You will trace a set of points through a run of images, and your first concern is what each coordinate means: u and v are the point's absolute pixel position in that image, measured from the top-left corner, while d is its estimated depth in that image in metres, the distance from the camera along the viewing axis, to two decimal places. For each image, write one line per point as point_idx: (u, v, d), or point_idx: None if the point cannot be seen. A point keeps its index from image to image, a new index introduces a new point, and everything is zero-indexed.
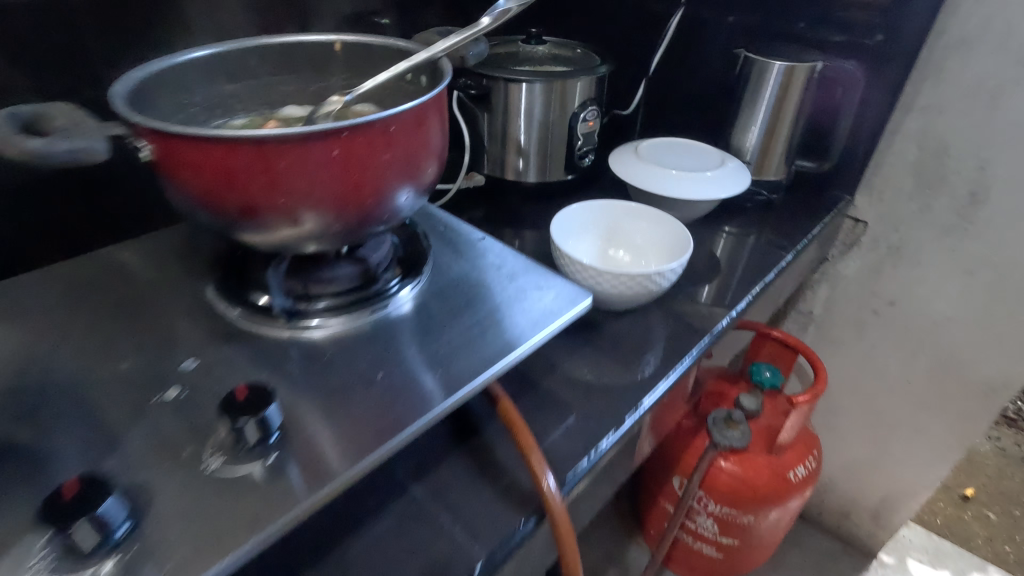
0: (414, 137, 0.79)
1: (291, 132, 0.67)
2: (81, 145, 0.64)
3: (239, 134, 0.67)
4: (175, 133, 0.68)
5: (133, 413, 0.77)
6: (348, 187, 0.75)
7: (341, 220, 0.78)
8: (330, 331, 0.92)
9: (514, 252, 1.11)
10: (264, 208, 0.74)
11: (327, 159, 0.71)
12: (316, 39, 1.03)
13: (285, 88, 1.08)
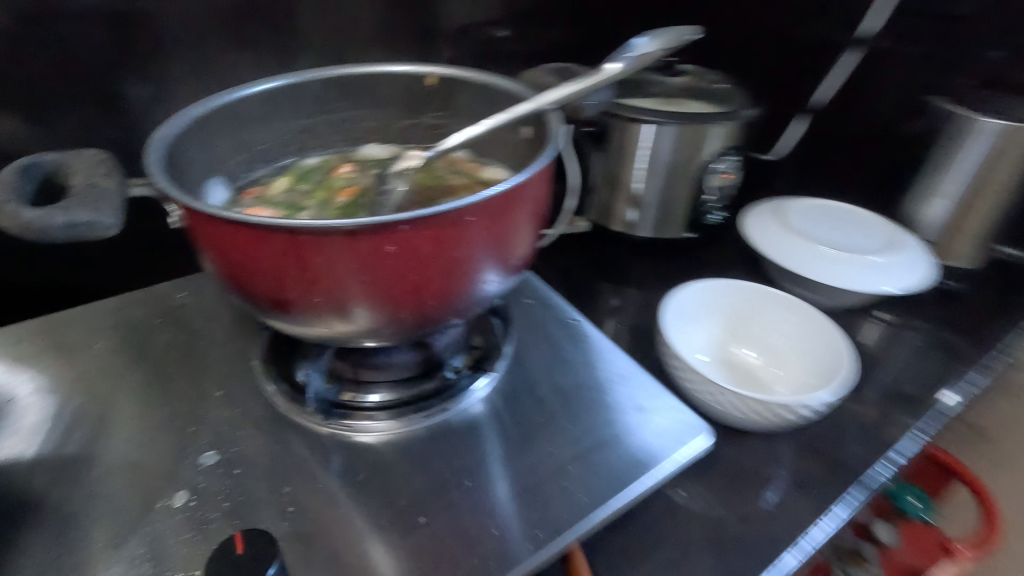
0: (498, 227, 0.60)
1: (333, 225, 0.50)
2: (87, 219, 0.51)
3: (270, 220, 0.51)
4: (198, 208, 0.53)
5: (130, 516, 0.65)
6: (404, 289, 0.58)
7: (394, 325, 0.61)
8: (379, 434, 0.75)
9: (612, 351, 0.89)
10: (300, 306, 0.58)
11: (380, 257, 0.54)
12: (407, 69, 0.86)
13: (369, 122, 0.92)
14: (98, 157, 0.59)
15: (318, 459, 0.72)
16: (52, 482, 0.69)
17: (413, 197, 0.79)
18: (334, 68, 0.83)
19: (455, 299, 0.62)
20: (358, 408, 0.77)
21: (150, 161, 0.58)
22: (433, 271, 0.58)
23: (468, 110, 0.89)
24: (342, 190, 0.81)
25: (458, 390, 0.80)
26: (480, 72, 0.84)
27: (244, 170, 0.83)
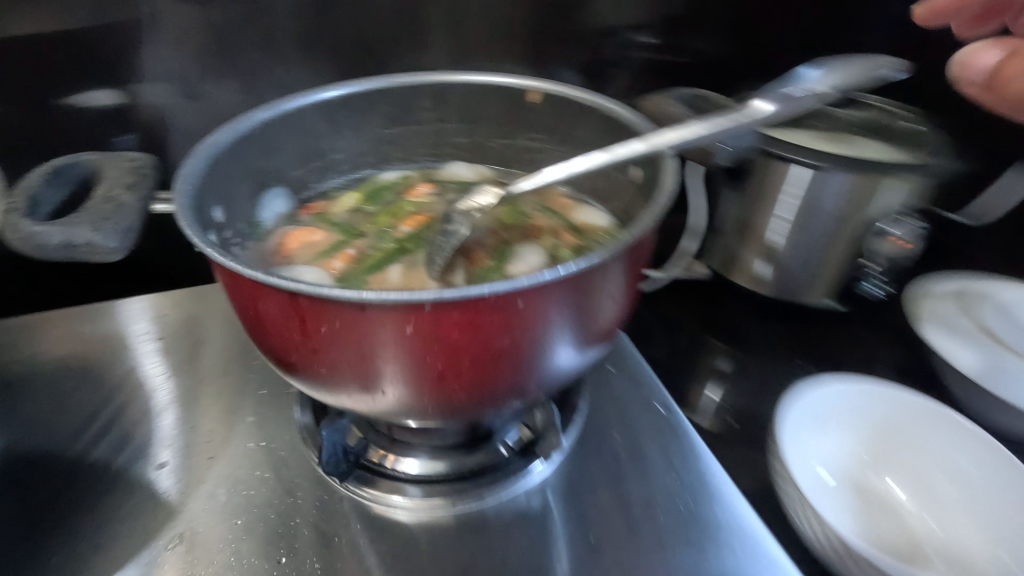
0: (570, 310, 0.48)
1: (347, 297, 0.39)
2: (80, 236, 0.45)
3: (275, 279, 0.41)
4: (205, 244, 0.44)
5: (128, 560, 0.60)
6: (432, 374, 0.46)
7: (429, 412, 0.49)
8: (402, 510, 0.64)
9: (700, 452, 0.72)
10: (317, 378, 0.48)
11: (414, 338, 0.43)
12: (507, 82, 0.73)
13: (458, 138, 0.81)
14: (133, 164, 0.54)
15: (321, 527, 0.62)
16: (73, 500, 0.66)
17: (484, 237, 0.66)
18: (425, 73, 0.72)
19: (506, 390, 0.50)
20: (386, 473, 0.67)
21: (186, 171, 0.51)
22: (480, 357, 0.46)
23: (574, 134, 0.74)
24: (410, 219, 0.71)
25: (501, 474, 0.67)
26: (594, 95, 0.69)
27: (312, 180, 0.75)
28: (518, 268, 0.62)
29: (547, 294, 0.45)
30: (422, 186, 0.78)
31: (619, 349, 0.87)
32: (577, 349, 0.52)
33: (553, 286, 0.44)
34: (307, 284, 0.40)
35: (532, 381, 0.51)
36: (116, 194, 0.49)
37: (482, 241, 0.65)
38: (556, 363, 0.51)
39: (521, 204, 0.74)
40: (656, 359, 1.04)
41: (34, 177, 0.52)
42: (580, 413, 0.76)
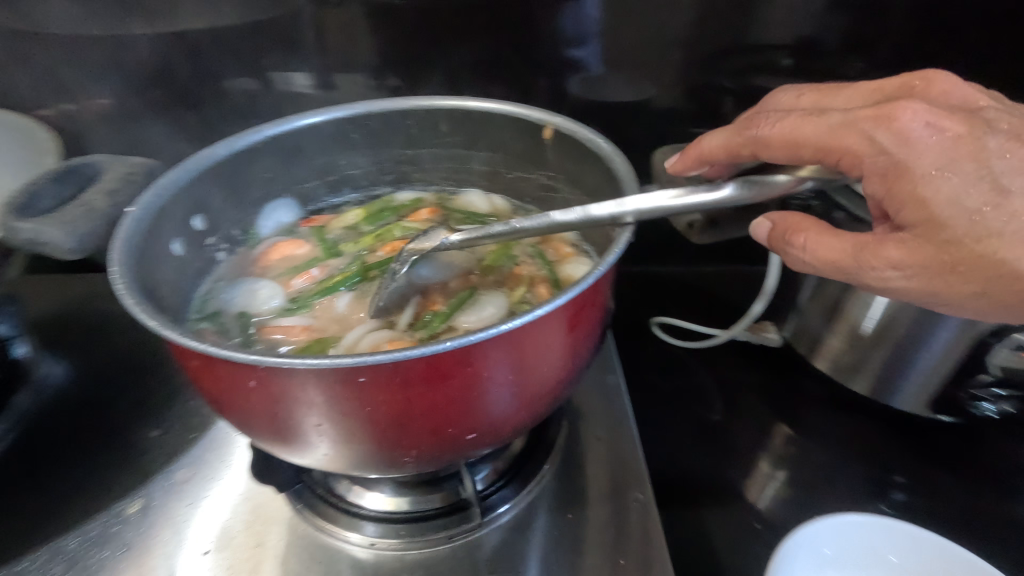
0: (503, 368, 0.44)
1: (243, 357, 0.38)
2: (37, 238, 0.50)
3: (175, 336, 0.40)
4: (125, 279, 0.45)
5: (97, 502, 0.66)
6: (363, 433, 0.43)
7: (364, 465, 0.47)
8: (353, 547, 0.63)
9: (654, 521, 0.66)
10: (248, 422, 0.47)
11: (316, 398, 0.41)
12: (522, 112, 0.69)
13: (477, 166, 0.79)
14: (127, 173, 0.58)
15: (255, 529, 0.64)
16: (77, 434, 0.74)
17: (455, 276, 0.65)
18: (445, 99, 0.71)
19: (433, 448, 0.46)
20: (339, 503, 0.65)
21: (159, 183, 0.56)
22: (396, 419, 0.42)
23: (579, 176, 0.69)
24: (389, 243, 0.75)
25: (440, 524, 0.63)
26: (598, 136, 0.63)
27: (328, 193, 0.80)
28: (466, 316, 0.61)
29: (457, 356, 0.40)
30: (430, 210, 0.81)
31: (617, 409, 0.80)
32: (520, 405, 0.48)
33: (480, 346, 0.41)
34: (204, 344, 0.39)
35: (466, 440, 0.47)
36: (92, 202, 0.54)
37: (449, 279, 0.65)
38: (492, 420, 0.47)
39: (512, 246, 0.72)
40: (684, 430, 0.91)
41: (42, 174, 0.57)
42: (542, 474, 0.69)
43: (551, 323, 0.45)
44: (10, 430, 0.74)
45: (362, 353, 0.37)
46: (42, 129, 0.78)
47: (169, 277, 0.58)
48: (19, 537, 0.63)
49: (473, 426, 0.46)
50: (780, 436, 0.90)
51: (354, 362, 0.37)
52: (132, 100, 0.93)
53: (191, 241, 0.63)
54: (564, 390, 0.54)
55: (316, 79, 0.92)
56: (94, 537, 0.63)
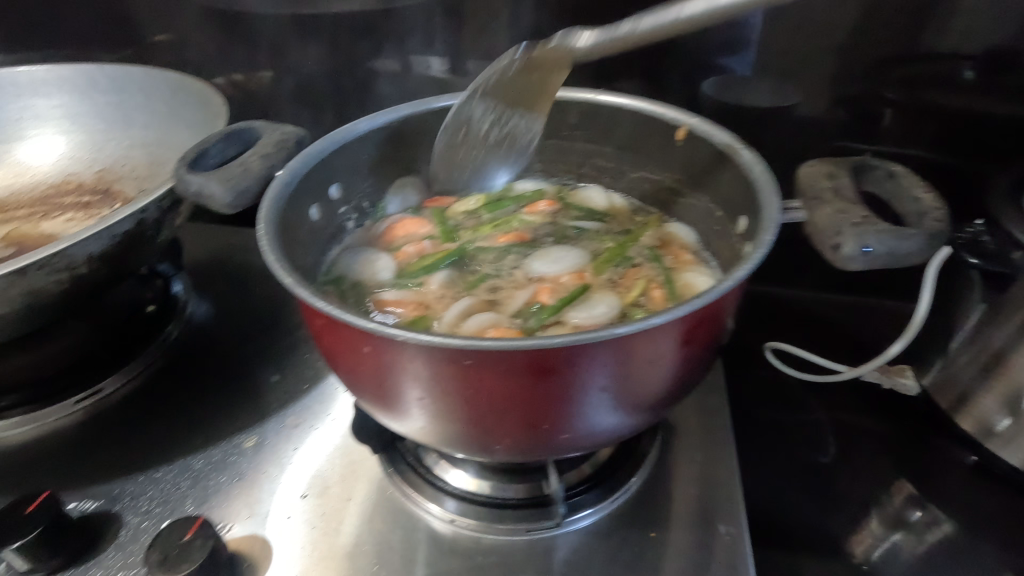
0: (608, 373, 0.42)
1: (364, 325, 0.40)
2: (202, 189, 0.57)
3: (307, 296, 0.43)
4: (270, 238, 0.49)
5: (223, 429, 0.74)
6: (460, 416, 0.44)
7: (457, 445, 0.48)
8: (432, 519, 0.65)
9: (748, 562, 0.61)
10: (356, 384, 0.49)
11: (421, 374, 0.42)
12: (653, 108, 0.66)
13: (601, 162, 0.78)
14: (282, 139, 0.64)
15: (348, 483, 0.68)
16: (216, 366, 0.84)
17: (571, 267, 0.71)
18: (577, 90, 0.70)
19: (526, 441, 0.46)
20: (427, 475, 0.67)
21: (307, 151, 0.61)
22: (495, 405, 0.42)
23: (711, 184, 0.64)
24: (506, 234, 0.77)
25: (520, 516, 0.63)
26: (738, 142, 0.58)
27: None
28: (576, 314, 0.62)
29: (565, 354, 0.39)
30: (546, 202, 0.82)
31: (719, 434, 0.75)
32: (619, 414, 0.47)
33: (591, 348, 0.40)
34: (332, 307, 0.42)
35: (560, 439, 0.46)
36: (250, 161, 0.60)
37: (563, 272, 0.70)
38: (589, 424, 0.46)
39: (628, 246, 0.74)
40: (788, 473, 0.85)
41: (215, 134, 0.64)
42: (628, 486, 0.67)
43: (666, 333, 0.43)
44: (163, 356, 0.85)
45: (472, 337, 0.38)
46: (210, 89, 0.85)
47: (306, 240, 0.63)
48: (159, 449, 0.72)
49: (570, 426, 0.45)
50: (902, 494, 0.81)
51: (463, 345, 0.38)
52: (289, 73, 1.02)
53: (328, 208, 0.67)
54: (667, 406, 0.51)
55: (451, 64, 0.96)
56: (215, 462, 0.70)
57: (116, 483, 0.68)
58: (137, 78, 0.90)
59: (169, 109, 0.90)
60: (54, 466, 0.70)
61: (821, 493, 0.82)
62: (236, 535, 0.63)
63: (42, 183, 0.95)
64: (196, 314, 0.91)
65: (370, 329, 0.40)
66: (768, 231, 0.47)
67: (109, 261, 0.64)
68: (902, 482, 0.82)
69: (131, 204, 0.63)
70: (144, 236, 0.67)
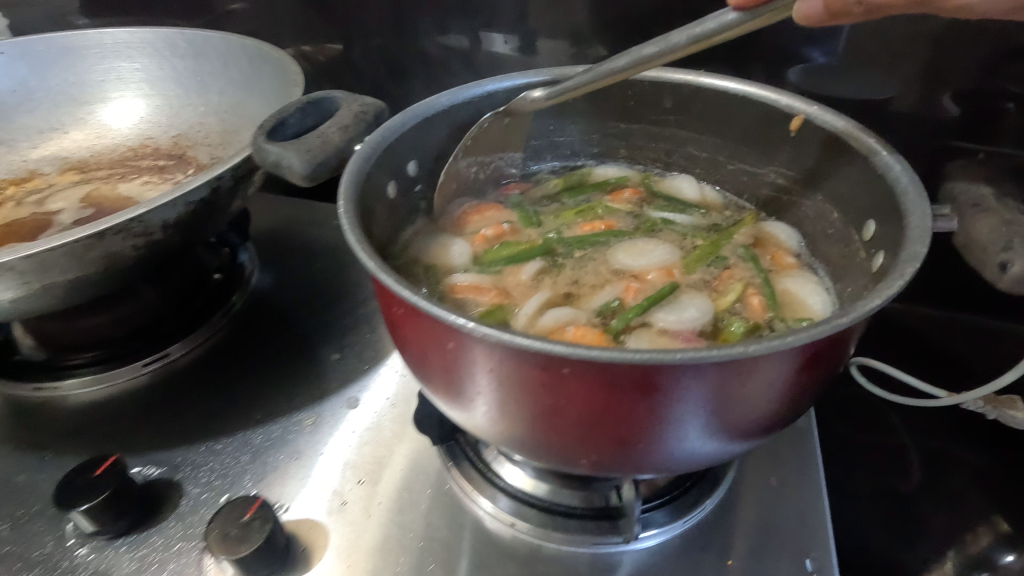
0: (718, 395, 0.37)
1: (451, 321, 0.36)
2: (280, 159, 0.54)
3: (388, 282, 0.40)
4: (348, 216, 0.46)
5: (283, 404, 0.73)
6: (544, 426, 0.40)
7: (532, 454, 0.45)
8: (485, 515, 0.62)
9: None
10: (429, 378, 0.46)
11: (510, 378, 0.38)
12: (763, 93, 0.62)
13: (694, 150, 0.74)
14: (361, 111, 0.60)
15: (405, 474, 0.66)
16: (278, 338, 0.83)
17: (663, 261, 0.65)
18: (676, 72, 0.66)
19: (612, 460, 0.42)
20: (486, 472, 0.64)
21: (386, 125, 0.58)
22: (588, 418, 0.38)
23: (830, 181, 0.60)
24: (591, 223, 0.72)
25: (586, 526, 0.59)
26: (870, 135, 0.53)
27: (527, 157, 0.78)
28: (665, 315, 0.58)
29: (679, 371, 0.35)
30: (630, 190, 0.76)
31: (802, 456, 0.68)
32: (722, 437, 0.42)
33: (707, 369, 0.35)
34: (415, 298, 0.38)
35: (653, 459, 0.41)
36: (328, 132, 0.57)
37: (653, 267, 0.65)
38: (687, 445, 0.41)
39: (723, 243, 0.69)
40: (867, 498, 0.83)
41: (294, 102, 0.61)
42: (704, 505, 0.62)
43: (794, 355, 0.37)
44: (227, 325, 0.84)
45: (578, 346, 0.33)
46: (287, 57, 0.83)
47: (382, 218, 0.59)
48: (221, 420, 0.72)
49: (663, 448, 0.40)
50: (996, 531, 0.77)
51: (567, 354, 0.33)
52: (358, 46, 0.99)
53: (405, 186, 0.64)
54: (768, 432, 0.46)
55: (528, 40, 0.91)
56: (274, 438, 0.69)
57: (179, 451, 0.68)
58: (215, 44, 0.90)
59: (244, 77, 0.89)
60: (121, 429, 0.70)
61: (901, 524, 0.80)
62: (293, 517, 0.62)
63: (120, 146, 0.96)
64: (260, 285, 0.91)
65: (460, 325, 0.36)
66: (920, 241, 0.41)
67: (183, 229, 0.63)
68: (995, 518, 0.78)
69: (206, 173, 0.61)
70: (217, 205, 0.65)
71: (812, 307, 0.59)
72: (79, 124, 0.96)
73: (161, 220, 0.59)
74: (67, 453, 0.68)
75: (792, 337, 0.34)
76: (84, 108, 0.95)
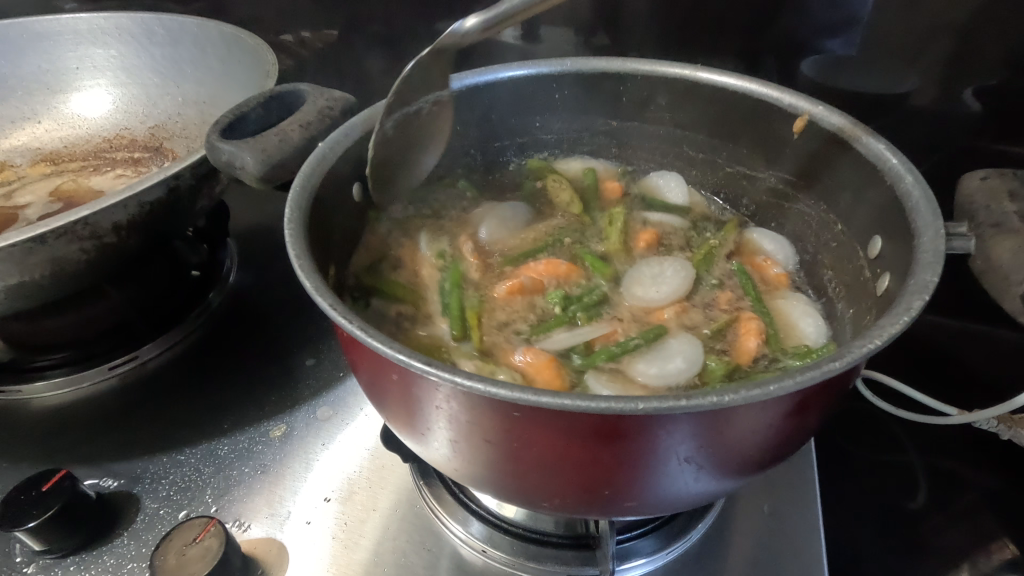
0: (692, 441, 0.33)
1: (391, 356, 0.33)
2: (232, 159, 0.50)
3: (329, 309, 0.36)
4: (296, 229, 0.43)
5: (251, 410, 0.70)
6: (501, 468, 0.37)
7: (495, 493, 0.41)
8: (458, 542, 0.58)
9: None
10: (384, 406, 0.42)
11: (458, 415, 0.34)
12: (765, 91, 0.57)
13: (690, 151, 0.70)
14: (326, 106, 0.56)
15: (373, 493, 0.62)
16: (251, 335, 0.79)
17: (675, 293, 0.60)
18: (672, 65, 0.61)
19: (580, 505, 0.38)
20: (459, 495, 0.60)
21: (348, 123, 0.54)
22: (547, 463, 0.35)
23: (834, 189, 0.55)
24: (639, 237, 0.67)
25: (561, 558, 0.56)
26: (880, 140, 0.48)
27: (515, 154, 0.74)
28: (645, 368, 0.52)
29: (642, 419, 0.31)
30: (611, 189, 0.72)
31: (800, 479, 0.63)
32: (701, 483, 0.38)
33: (675, 415, 0.31)
34: (358, 328, 0.35)
35: (623, 506, 0.38)
36: (290, 129, 0.53)
37: (667, 302, 0.59)
38: (661, 493, 0.37)
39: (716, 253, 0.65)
40: (867, 518, 0.78)
41: (255, 96, 0.57)
42: (690, 533, 0.57)
43: (777, 401, 0.33)
44: (203, 324, 0.79)
45: (525, 390, 0.30)
46: (264, 45, 0.78)
47: (344, 223, 0.56)
48: (186, 427, 0.68)
49: (635, 493, 0.37)
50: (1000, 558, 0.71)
51: (513, 398, 0.30)
52: (353, 34, 0.94)
53: (373, 187, 0.60)
54: (756, 473, 0.42)
55: (523, 30, 0.87)
56: (240, 450, 0.66)
57: (140, 461, 0.65)
58: (191, 30, 0.85)
59: (221, 65, 0.85)
60: (82, 435, 0.67)
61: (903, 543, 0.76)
62: (252, 536, 0.59)
63: (95, 136, 0.93)
64: (239, 283, 0.85)
65: (401, 360, 0.33)
66: (931, 268, 0.36)
67: (140, 231, 0.60)
68: (1002, 542, 0.72)
69: (163, 171, 0.58)
70: (178, 204, 0.62)
71: (805, 333, 0.57)
72: (51, 112, 0.93)
73: (113, 221, 0.56)
74: (24, 461, 0.65)
75: (773, 384, 0.30)
76: (56, 95, 0.92)
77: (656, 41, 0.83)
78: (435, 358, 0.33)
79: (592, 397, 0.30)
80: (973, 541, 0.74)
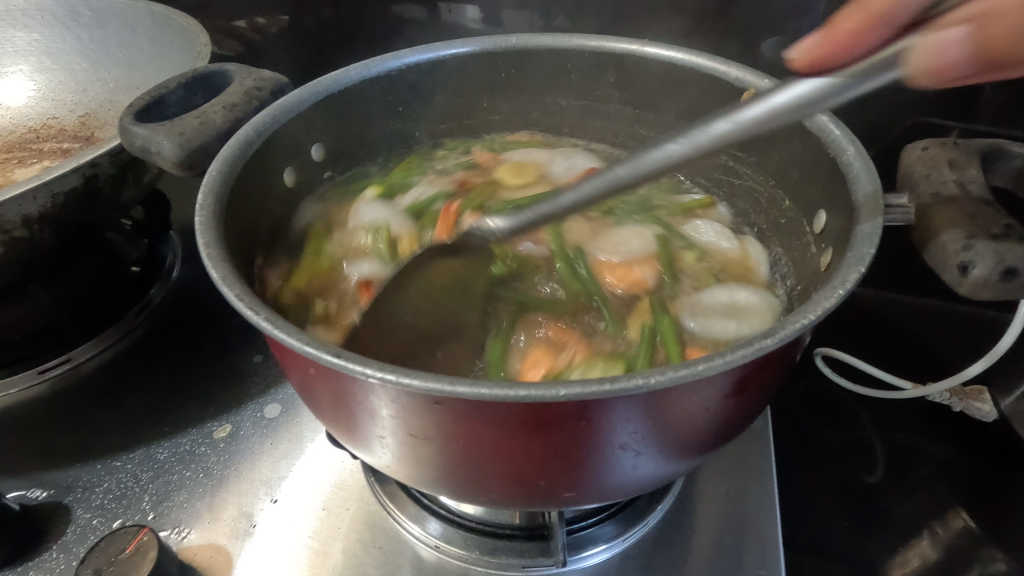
0: (625, 428, 0.32)
1: (299, 351, 0.31)
2: (146, 144, 0.47)
3: (239, 306, 0.34)
4: (211, 215, 0.40)
5: (192, 410, 0.66)
6: (430, 463, 0.35)
7: (434, 491, 0.39)
8: (415, 541, 0.56)
9: None
10: (313, 402, 0.40)
11: (379, 409, 0.32)
12: (712, 65, 0.56)
13: (641, 130, 0.69)
14: (254, 87, 0.53)
15: (324, 492, 0.60)
16: (194, 330, 0.75)
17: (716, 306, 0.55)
18: (618, 40, 0.60)
19: (518, 497, 0.36)
20: (414, 494, 0.58)
21: (280, 102, 0.51)
22: (476, 457, 0.33)
23: (780, 165, 0.55)
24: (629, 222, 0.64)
25: (516, 548, 0.54)
26: None
27: (465, 136, 0.72)
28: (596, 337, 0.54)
29: (569, 405, 0.29)
30: (583, 176, 0.68)
31: (759, 458, 0.62)
32: (643, 471, 0.37)
33: (604, 402, 0.30)
34: (266, 321, 0.32)
35: (564, 496, 0.36)
36: (213, 110, 0.49)
37: (634, 261, 0.60)
38: (602, 481, 0.36)
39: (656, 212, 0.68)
40: (827, 492, 0.78)
41: (176, 77, 0.53)
42: (651, 516, 0.57)
43: (714, 381, 0.32)
44: (142, 322, 0.75)
45: (441, 380, 0.28)
46: (198, 25, 0.74)
47: (274, 207, 0.53)
48: (120, 431, 0.64)
49: (574, 481, 0.35)
50: (953, 526, 0.72)
51: (428, 390, 0.28)
52: (307, 18, 0.90)
53: (308, 170, 0.58)
54: (703, 454, 0.40)
55: (484, 13, 0.84)
56: (181, 453, 0.63)
57: (72, 470, 0.61)
58: (119, 11, 0.80)
59: (154, 48, 0.80)
60: (10, 445, 0.63)
61: (865, 513, 0.76)
62: (191, 544, 0.56)
63: (20, 125, 0.87)
64: (183, 278, 0.81)
65: (311, 353, 0.31)
66: (869, 240, 0.36)
67: (57, 224, 0.56)
68: (956, 511, 0.73)
69: (78, 159, 0.54)
70: (99, 194, 0.58)
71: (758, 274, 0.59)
72: None
73: (24, 213, 0.52)
74: None
75: (706, 364, 0.29)
76: None
77: (617, 23, 0.82)
78: (348, 350, 0.30)
79: (512, 384, 0.28)
80: (929, 511, 0.74)
